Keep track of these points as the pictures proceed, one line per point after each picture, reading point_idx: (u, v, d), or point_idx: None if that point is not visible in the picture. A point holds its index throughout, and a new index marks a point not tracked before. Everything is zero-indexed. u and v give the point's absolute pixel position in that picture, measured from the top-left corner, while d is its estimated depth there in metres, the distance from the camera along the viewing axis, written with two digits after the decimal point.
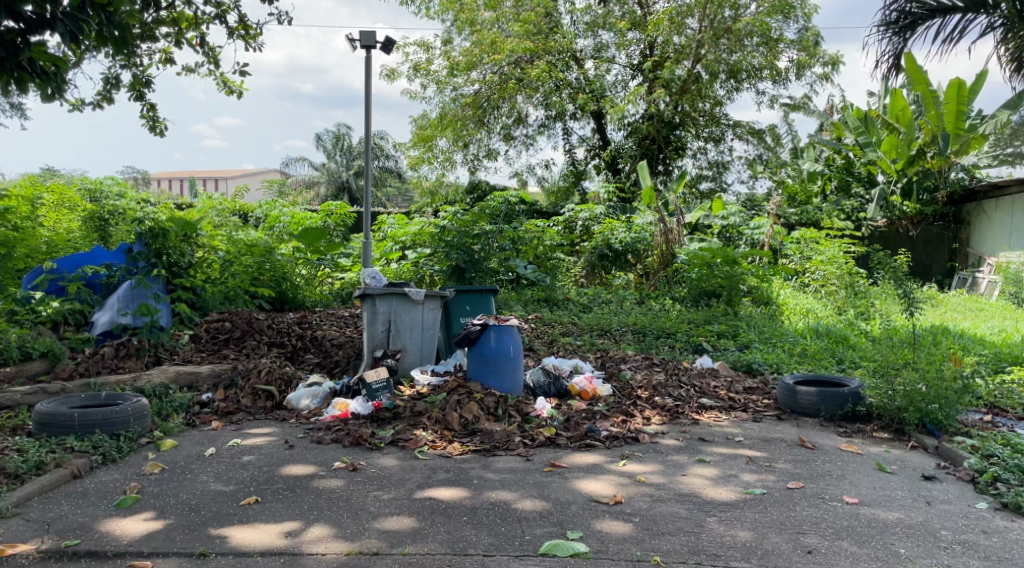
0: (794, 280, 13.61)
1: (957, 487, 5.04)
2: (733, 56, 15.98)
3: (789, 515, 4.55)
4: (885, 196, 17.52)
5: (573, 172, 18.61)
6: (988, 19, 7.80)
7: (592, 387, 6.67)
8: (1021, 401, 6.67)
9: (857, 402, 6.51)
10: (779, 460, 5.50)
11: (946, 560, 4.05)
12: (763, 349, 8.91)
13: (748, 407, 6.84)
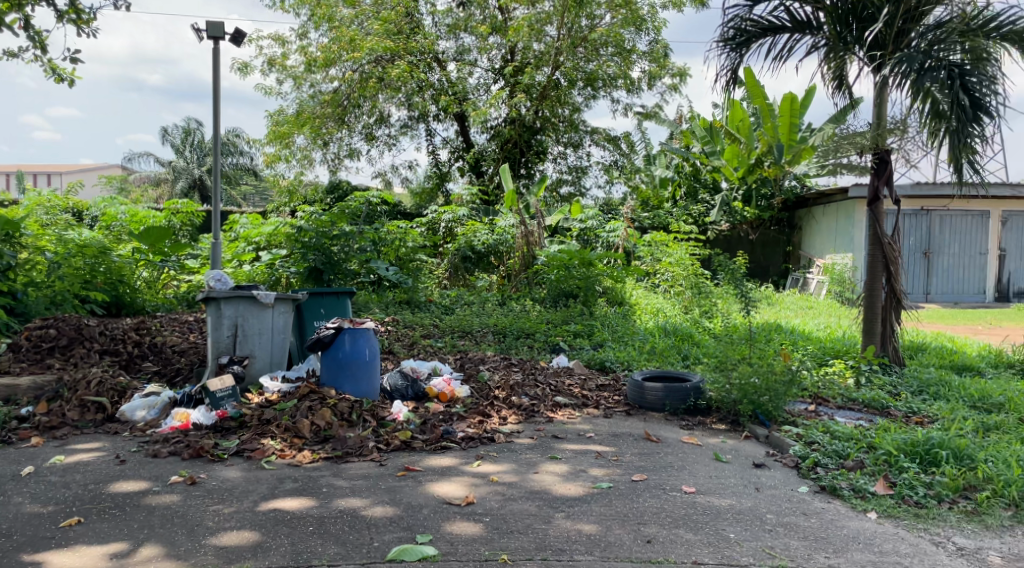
0: (647, 281, 14.19)
1: (783, 472, 5.41)
2: (590, 65, 16.67)
3: (632, 507, 4.74)
4: (728, 202, 18.62)
5: (436, 174, 18.55)
6: (812, 39, 8.36)
7: (450, 389, 6.68)
8: (841, 391, 7.24)
9: (697, 396, 6.84)
10: (625, 454, 5.70)
11: (770, 541, 4.34)
12: (616, 347, 9.22)
13: (600, 403, 7.06)
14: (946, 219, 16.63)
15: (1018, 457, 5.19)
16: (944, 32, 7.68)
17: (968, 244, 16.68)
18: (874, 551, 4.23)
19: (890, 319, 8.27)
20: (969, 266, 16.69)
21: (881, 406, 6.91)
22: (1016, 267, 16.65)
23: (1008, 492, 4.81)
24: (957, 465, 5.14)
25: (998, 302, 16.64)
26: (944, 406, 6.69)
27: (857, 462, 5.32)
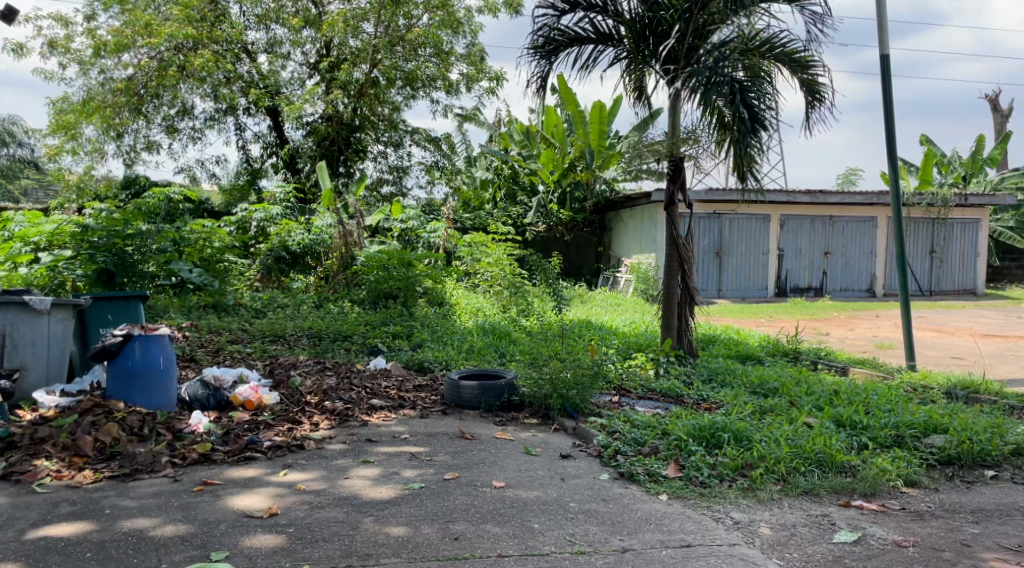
0: (467, 281, 14.32)
1: (587, 461, 5.63)
2: (408, 65, 16.49)
3: (442, 506, 4.76)
4: (544, 204, 19.20)
5: (247, 170, 17.70)
6: (615, 51, 8.80)
7: (256, 396, 6.41)
8: (641, 383, 7.64)
9: (511, 392, 7.01)
10: (438, 453, 5.72)
11: (571, 528, 4.50)
12: (434, 347, 9.23)
13: (416, 404, 7.03)
14: (735, 222, 18.00)
15: (787, 436, 5.70)
16: (727, 50, 8.22)
17: (754, 244, 18.19)
18: (663, 531, 4.49)
19: (685, 315, 8.80)
20: (754, 265, 18.22)
21: (676, 395, 7.37)
22: (792, 266, 18.40)
23: (778, 468, 5.28)
24: (737, 446, 5.57)
25: (777, 297, 18.30)
26: (729, 393, 7.23)
27: (653, 448, 5.64)
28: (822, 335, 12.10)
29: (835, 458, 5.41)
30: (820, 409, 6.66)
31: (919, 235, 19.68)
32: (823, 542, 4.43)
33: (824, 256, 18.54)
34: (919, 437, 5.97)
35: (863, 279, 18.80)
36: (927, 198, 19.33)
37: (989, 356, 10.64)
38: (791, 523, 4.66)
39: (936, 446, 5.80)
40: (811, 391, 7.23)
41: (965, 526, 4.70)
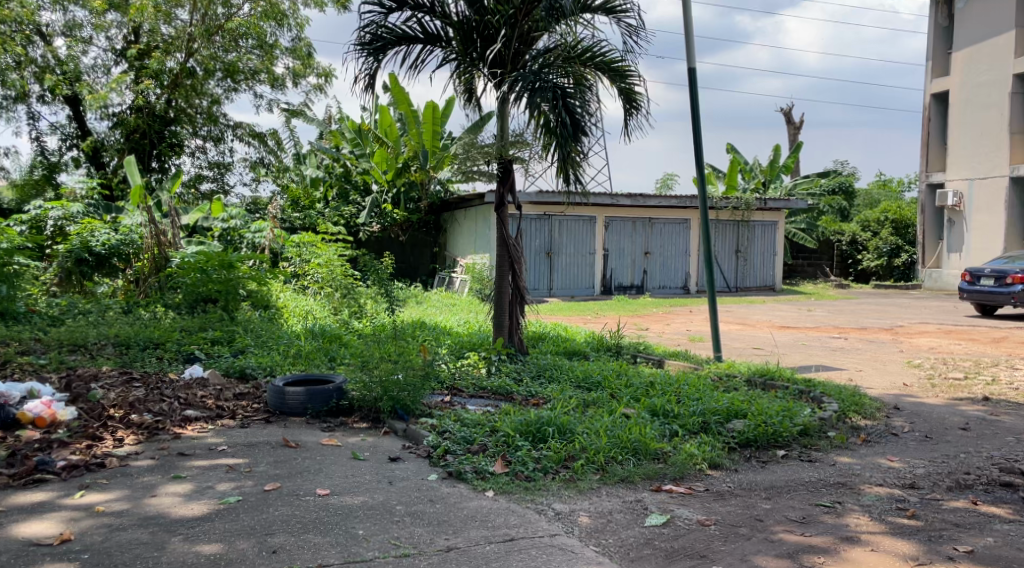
0: (295, 284, 13.78)
1: (416, 463, 5.60)
2: (228, 56, 15.79)
3: (260, 519, 4.57)
4: (378, 204, 18.94)
5: (43, 163, 16.28)
6: (444, 52, 8.82)
7: (49, 412, 5.90)
8: (473, 382, 7.68)
9: (339, 396, 6.84)
10: (257, 464, 5.49)
11: (396, 532, 4.45)
12: (257, 353, 8.86)
13: (236, 414, 6.72)
14: (563, 223, 18.53)
15: (606, 428, 5.93)
16: (551, 57, 8.50)
17: (581, 245, 18.81)
18: (487, 527, 4.54)
19: (516, 313, 8.96)
20: (581, 264, 18.85)
21: (505, 392, 7.48)
22: (616, 265, 19.20)
23: (598, 458, 5.48)
24: (561, 439, 5.73)
25: (603, 295, 19.03)
26: (556, 388, 7.42)
27: (480, 446, 5.69)
28: (641, 331, 12.69)
29: (649, 446, 5.68)
30: (637, 400, 6.99)
31: (726, 236, 21.13)
32: (636, 526, 4.63)
33: (644, 255, 19.46)
34: (723, 422, 6.40)
35: (679, 277, 19.92)
36: (733, 201, 20.78)
37: (784, 346, 11.59)
38: (607, 510, 4.84)
39: (737, 430, 6.23)
40: (630, 383, 7.57)
41: (761, 502, 5.08)
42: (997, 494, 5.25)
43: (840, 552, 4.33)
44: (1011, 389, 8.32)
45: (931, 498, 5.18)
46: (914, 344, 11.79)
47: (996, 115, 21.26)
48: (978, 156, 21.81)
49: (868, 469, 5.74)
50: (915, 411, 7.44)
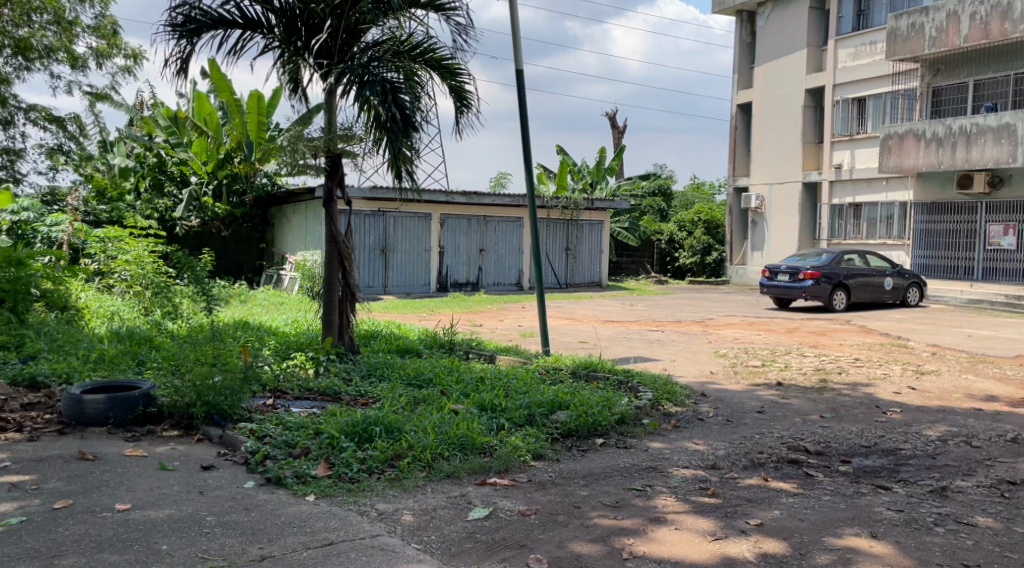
0: (98, 282, 12.78)
1: (230, 471, 5.36)
2: (19, 31, 14.36)
3: (47, 540, 4.23)
4: (196, 198, 17.98)
5: None
6: (265, 39, 8.49)
7: None
8: (298, 384, 7.46)
9: (146, 403, 6.45)
10: (48, 480, 5.07)
11: (205, 545, 4.25)
12: (52, 358, 8.14)
13: (24, 426, 6.17)
14: (397, 220, 18.38)
15: (434, 424, 5.94)
16: (380, 50, 8.38)
17: (416, 242, 18.74)
18: (305, 532, 4.43)
19: (346, 311, 8.77)
20: (416, 262, 18.78)
21: (332, 393, 7.30)
22: (451, 261, 19.28)
23: (424, 456, 5.47)
24: (388, 438, 5.67)
25: (438, 292, 19.06)
26: (385, 387, 7.33)
27: (303, 449, 5.52)
28: (474, 327, 12.83)
29: (475, 441, 5.75)
30: (466, 396, 7.04)
31: (556, 234, 21.75)
32: (459, 521, 4.67)
33: (479, 252, 19.66)
34: (547, 414, 6.59)
35: (513, 273, 20.27)
36: (562, 201, 21.41)
37: (607, 339, 12.07)
38: (431, 507, 4.85)
39: (559, 421, 6.44)
40: (460, 379, 7.63)
41: (578, 490, 5.27)
42: (786, 471, 5.73)
43: (647, 532, 4.58)
44: (801, 375, 9.11)
45: (729, 477, 5.58)
46: (722, 335, 12.64)
47: (792, 125, 23.15)
48: (777, 162, 23.67)
49: (676, 453, 6.10)
50: (719, 397, 7.99)
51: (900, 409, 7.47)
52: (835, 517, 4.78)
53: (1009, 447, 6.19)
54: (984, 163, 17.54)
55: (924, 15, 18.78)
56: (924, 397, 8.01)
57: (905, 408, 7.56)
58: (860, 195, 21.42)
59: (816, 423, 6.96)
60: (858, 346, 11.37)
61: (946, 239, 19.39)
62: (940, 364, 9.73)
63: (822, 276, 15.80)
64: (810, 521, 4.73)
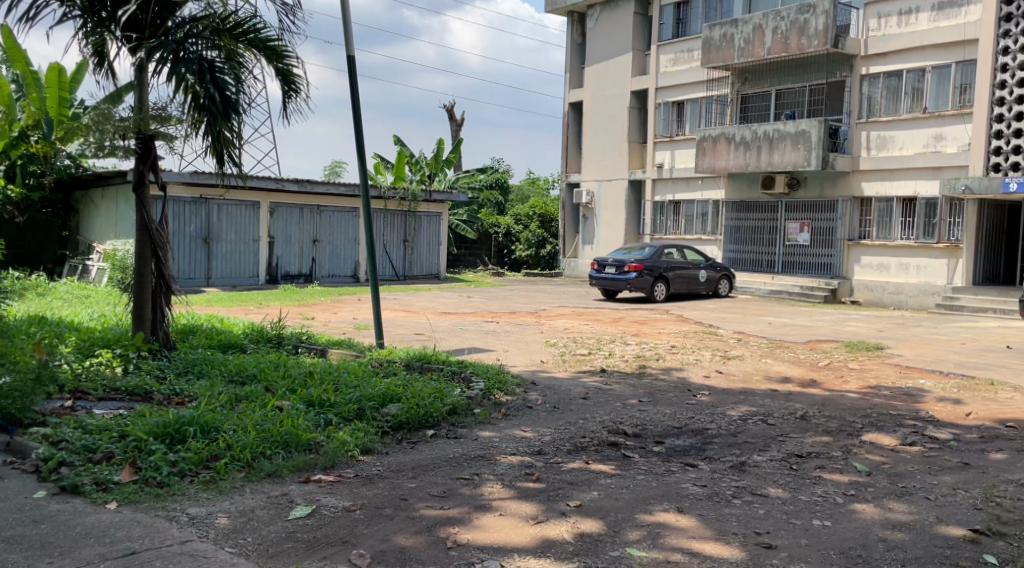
0: None
1: (19, 481, 4.94)
2: None
3: None
4: None
5: None
6: (64, 8, 7.83)
7: None
8: (103, 383, 6.97)
9: None
10: None
11: None
12: None
13: None
14: (222, 208, 17.57)
15: (255, 422, 5.74)
16: (199, 27, 7.93)
17: (243, 232, 17.99)
18: (104, 543, 4.15)
19: (159, 305, 8.28)
20: (243, 252, 18.02)
21: (143, 392, 6.87)
22: (282, 252, 18.66)
23: (243, 455, 5.27)
24: (203, 439, 5.42)
25: (268, 284, 18.39)
26: (203, 385, 6.98)
27: (105, 454, 5.17)
28: (305, 320, 12.50)
29: (300, 438, 5.61)
30: (293, 392, 6.84)
31: (393, 225, 21.52)
32: (278, 521, 4.54)
33: (313, 243, 19.14)
34: (377, 407, 6.53)
35: (348, 266, 19.88)
36: (400, 192, 21.22)
37: (442, 331, 12.10)
38: (248, 509, 4.69)
39: (390, 414, 6.40)
40: (287, 374, 7.40)
41: (405, 482, 5.26)
42: (605, 453, 5.99)
43: (472, 520, 4.64)
44: (623, 362, 9.55)
45: (553, 461, 5.76)
46: (553, 326, 13.01)
47: (619, 124, 24.12)
48: (606, 159, 24.59)
49: (504, 441, 6.22)
50: (547, 385, 8.23)
51: (708, 392, 8.00)
52: (647, 495, 5.05)
53: (799, 423, 6.78)
54: (782, 166, 19.02)
55: (734, 27, 20.08)
56: (730, 380, 8.62)
57: (713, 391, 8.10)
58: (679, 193, 22.65)
59: (634, 407, 7.32)
60: (674, 334, 12.05)
61: (753, 234, 20.88)
62: (745, 349, 10.49)
63: (644, 268, 16.64)
64: (625, 500, 4.96)
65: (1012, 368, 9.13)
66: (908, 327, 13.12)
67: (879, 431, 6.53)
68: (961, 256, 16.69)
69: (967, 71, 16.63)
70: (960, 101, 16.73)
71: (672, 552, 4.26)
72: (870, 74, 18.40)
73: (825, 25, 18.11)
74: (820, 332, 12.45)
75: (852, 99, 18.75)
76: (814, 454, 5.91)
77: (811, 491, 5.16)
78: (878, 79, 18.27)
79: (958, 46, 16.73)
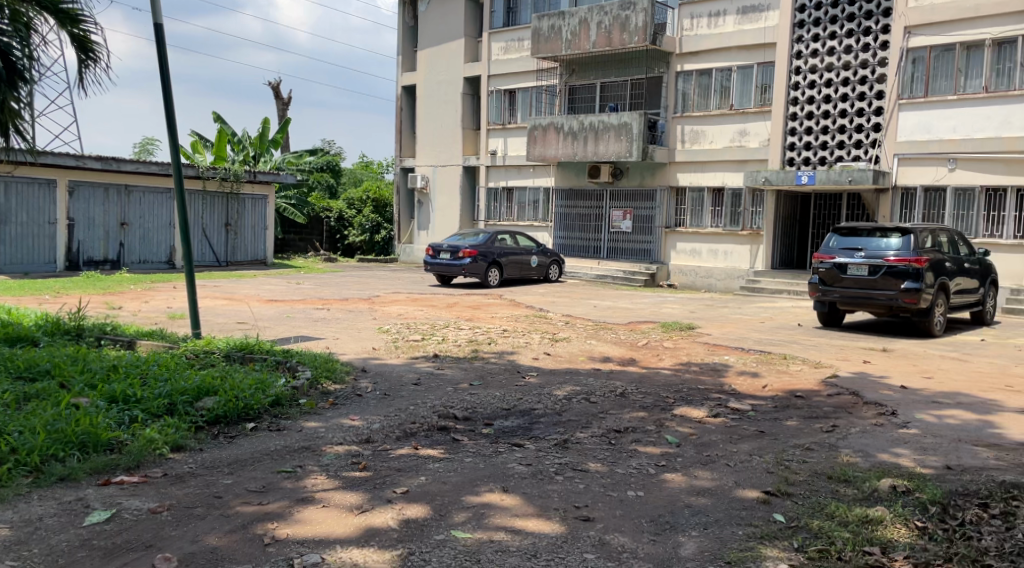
0: None
1: None
2: None
3: None
4: None
5: None
6: None
7: None
8: None
9: None
10: None
11: None
12: None
13: None
14: (11, 187, 16.02)
15: (45, 423, 5.27)
16: None
17: (36, 214, 16.49)
18: None
19: None
20: (37, 236, 16.53)
21: None
22: (83, 236, 17.31)
23: (31, 459, 4.82)
24: None
25: (67, 271, 17.00)
26: None
27: None
28: (112, 310, 11.63)
29: (99, 437, 5.21)
30: (93, 388, 6.34)
31: (212, 208, 20.47)
32: (71, 528, 4.19)
33: (120, 226, 17.88)
34: (191, 402, 6.18)
35: (162, 250, 18.76)
36: (220, 172, 20.18)
37: (266, 319, 11.65)
38: (36, 517, 4.30)
39: (205, 408, 6.08)
40: (87, 369, 6.85)
41: (221, 479, 5.02)
42: (434, 438, 5.98)
43: (292, 514, 4.49)
44: (455, 346, 9.58)
45: (381, 449, 5.68)
46: (384, 312, 12.84)
47: (452, 110, 24.12)
48: (439, 145, 24.55)
49: (330, 431, 6.07)
50: (377, 371, 8.11)
51: (535, 373, 8.18)
52: (473, 477, 5.09)
53: (619, 400, 7.07)
54: (607, 157, 19.73)
55: (561, 19, 20.54)
56: (556, 361, 8.86)
57: (540, 372, 8.29)
58: (512, 180, 23.02)
59: (465, 391, 7.36)
60: (506, 318, 12.22)
61: (580, 221, 21.56)
62: (571, 332, 10.81)
63: (478, 254, 16.78)
64: (452, 483, 4.98)
65: (803, 344, 9.96)
66: (718, 308, 14.02)
67: (688, 404, 6.92)
68: (762, 242, 18.06)
69: (767, 72, 17.90)
70: (761, 100, 18.01)
71: (495, 531, 4.31)
72: (684, 71, 19.39)
73: (644, 22, 18.93)
74: (640, 314, 13.05)
75: (668, 95, 19.72)
76: (631, 429, 6.18)
77: (627, 464, 5.39)
78: (691, 76, 19.30)
79: (759, 49, 17.96)
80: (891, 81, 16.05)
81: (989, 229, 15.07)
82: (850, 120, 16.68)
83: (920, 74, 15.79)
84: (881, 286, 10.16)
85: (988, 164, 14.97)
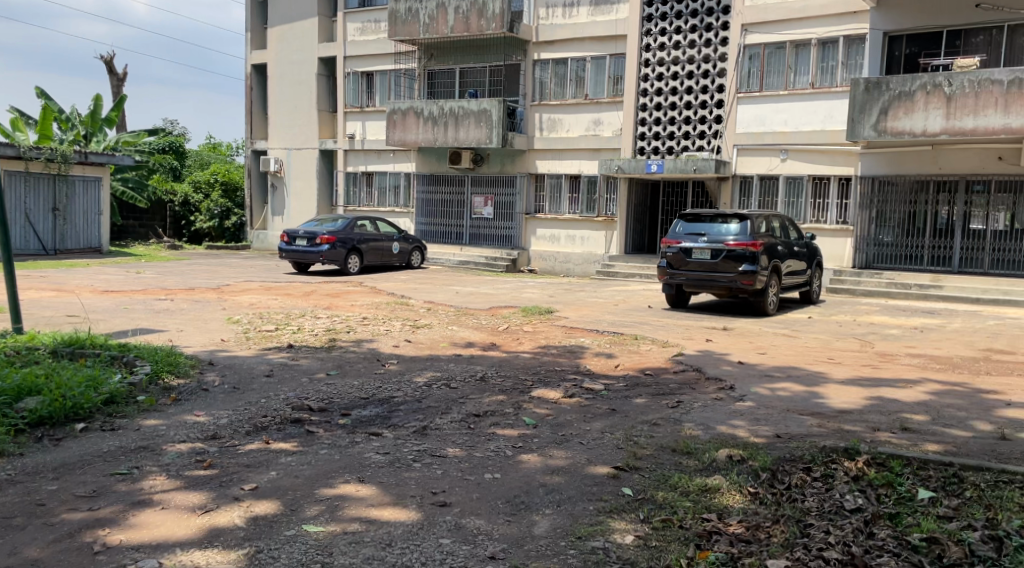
0: None
1: None
2: None
3: None
4: None
5: None
6: None
7: None
8: None
9: None
10: None
11: None
12: None
13: None
14: None
15: None
16: None
17: None
18: None
19: None
20: None
21: None
22: None
23: None
24: None
25: None
26: None
27: None
28: None
29: None
30: None
31: (39, 191, 18.99)
32: None
33: None
34: (10, 403, 5.69)
35: None
36: (45, 152, 18.70)
37: (102, 312, 10.91)
38: None
39: (27, 409, 5.62)
40: None
41: (46, 485, 4.65)
42: (287, 431, 5.77)
43: (126, 519, 4.21)
44: (312, 336, 9.30)
45: (229, 445, 5.42)
46: (236, 301, 12.31)
47: (306, 92, 23.38)
48: (293, 127, 23.73)
49: (172, 429, 5.74)
50: (226, 364, 7.76)
51: (394, 360, 8.07)
52: (327, 469, 4.94)
53: (478, 385, 7.07)
54: (467, 143, 19.71)
55: (418, 2, 20.23)
56: (417, 348, 8.77)
57: (399, 359, 8.18)
58: (371, 165, 22.63)
59: (321, 381, 7.15)
60: (366, 305, 12.00)
61: (441, 207, 21.46)
62: (432, 318, 10.74)
63: (336, 241, 16.37)
64: (305, 476, 4.82)
65: (653, 325, 10.32)
66: (575, 292, 14.32)
67: (546, 386, 7.01)
68: (616, 228, 18.62)
69: (619, 63, 18.38)
70: (614, 90, 18.49)
71: (349, 523, 4.20)
72: (541, 59, 19.58)
73: (501, 10, 18.96)
74: (500, 299, 13.14)
75: (525, 82, 19.89)
76: (489, 413, 6.19)
77: (485, 447, 5.39)
78: (548, 65, 19.52)
79: (611, 41, 18.43)
80: (730, 77, 16.89)
81: (815, 215, 16.17)
82: (694, 112, 17.48)
83: (754, 69, 16.66)
84: (722, 270, 10.67)
85: (817, 156, 15.99)
